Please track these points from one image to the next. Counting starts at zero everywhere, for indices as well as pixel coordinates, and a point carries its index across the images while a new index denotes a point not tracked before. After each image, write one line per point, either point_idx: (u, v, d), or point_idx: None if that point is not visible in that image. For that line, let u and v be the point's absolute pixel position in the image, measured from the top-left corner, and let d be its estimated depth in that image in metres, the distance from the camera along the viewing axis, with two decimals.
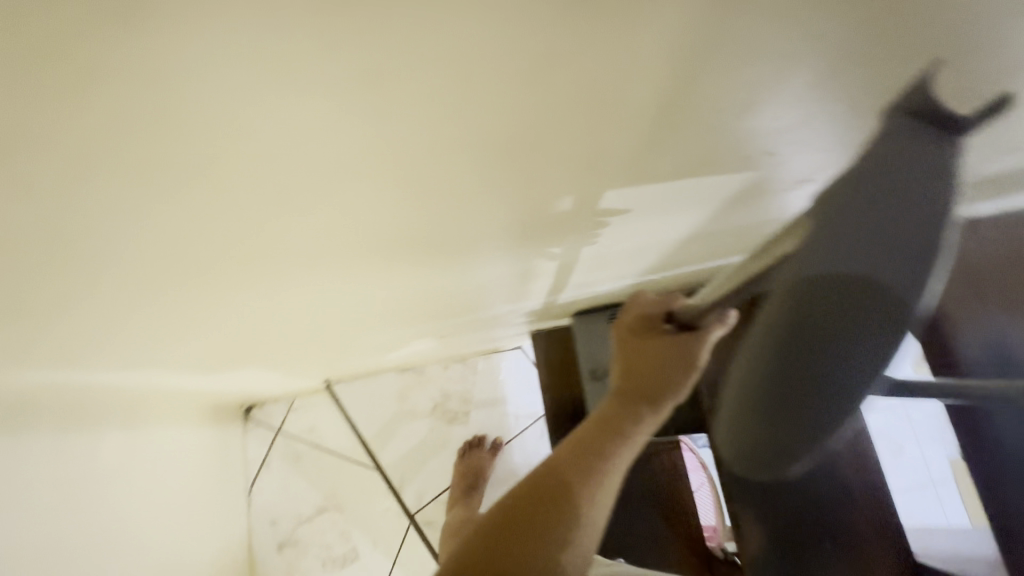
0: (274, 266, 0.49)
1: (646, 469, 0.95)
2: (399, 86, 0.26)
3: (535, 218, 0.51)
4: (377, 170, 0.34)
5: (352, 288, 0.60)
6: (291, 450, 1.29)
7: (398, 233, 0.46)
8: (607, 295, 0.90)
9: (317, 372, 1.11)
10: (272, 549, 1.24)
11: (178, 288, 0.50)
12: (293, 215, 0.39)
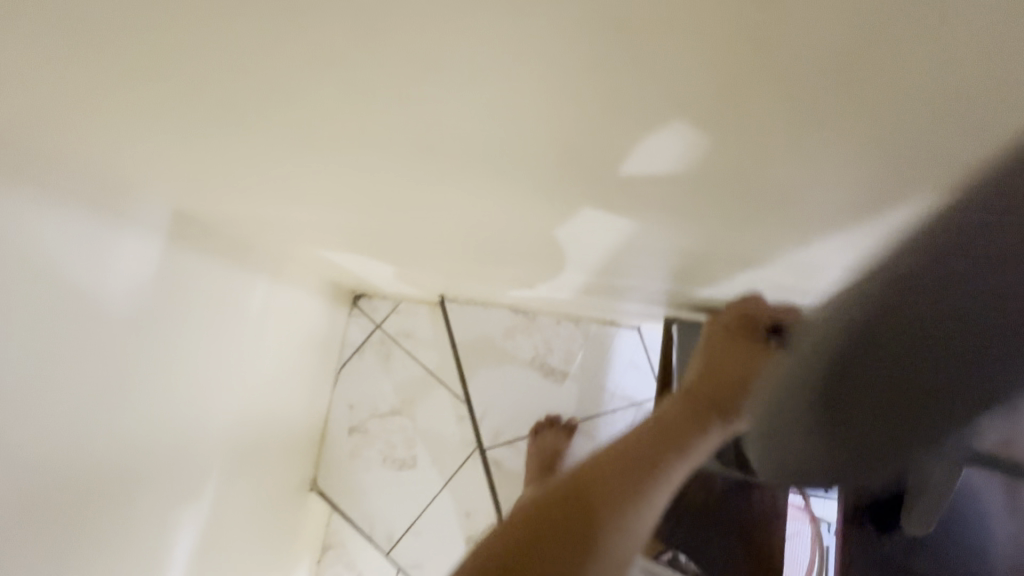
0: (522, 192, 0.46)
1: (744, 503, 0.90)
2: (844, 71, 0.23)
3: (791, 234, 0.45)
4: (711, 146, 0.31)
5: (560, 233, 0.57)
6: (383, 349, 1.34)
7: (655, 203, 0.43)
8: None
9: (437, 285, 1.13)
10: (344, 429, 1.32)
11: (420, 179, 0.48)
12: (600, 158, 0.35)
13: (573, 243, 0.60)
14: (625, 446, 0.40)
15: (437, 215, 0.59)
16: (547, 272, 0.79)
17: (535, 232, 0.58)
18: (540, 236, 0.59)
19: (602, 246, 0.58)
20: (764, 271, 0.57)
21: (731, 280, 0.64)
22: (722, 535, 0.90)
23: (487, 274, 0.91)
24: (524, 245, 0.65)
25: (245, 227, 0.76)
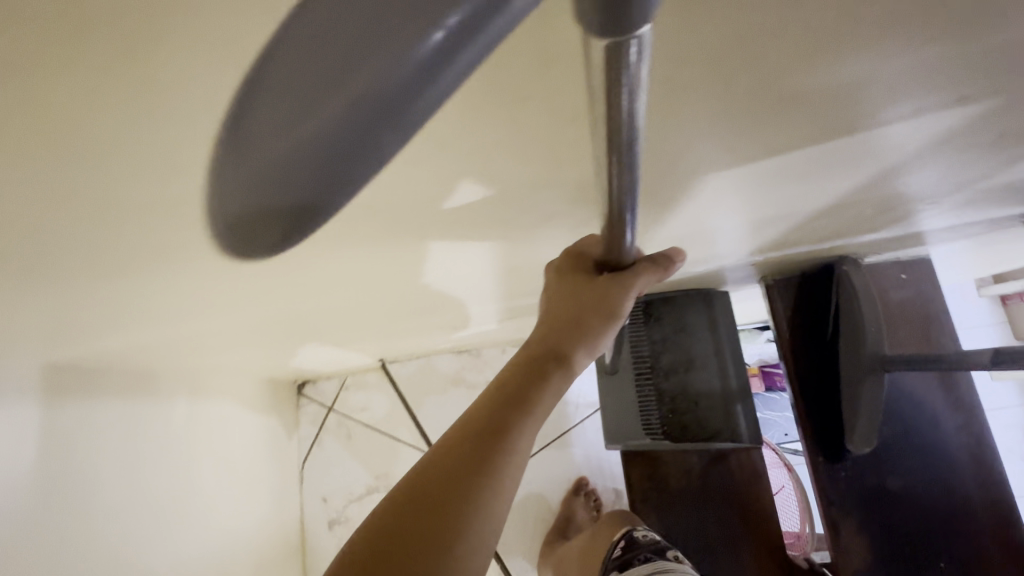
0: (381, 248, 0.44)
1: (725, 467, 0.89)
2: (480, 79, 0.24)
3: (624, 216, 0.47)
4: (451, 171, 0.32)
5: (445, 275, 0.55)
6: (341, 430, 1.28)
7: (478, 229, 0.43)
8: (676, 295, 0.87)
9: (370, 351, 1.10)
10: (324, 526, 1.24)
11: (278, 270, 0.45)
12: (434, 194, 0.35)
13: (466, 279, 0.58)
14: (444, 449, 0.35)
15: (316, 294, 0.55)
16: (464, 311, 0.77)
17: (421, 282, 0.57)
18: (428, 284, 0.58)
19: (494, 272, 0.57)
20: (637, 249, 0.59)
21: None
22: (717, 508, 0.88)
23: (410, 327, 0.88)
24: (423, 296, 0.63)
25: (139, 361, 0.71)
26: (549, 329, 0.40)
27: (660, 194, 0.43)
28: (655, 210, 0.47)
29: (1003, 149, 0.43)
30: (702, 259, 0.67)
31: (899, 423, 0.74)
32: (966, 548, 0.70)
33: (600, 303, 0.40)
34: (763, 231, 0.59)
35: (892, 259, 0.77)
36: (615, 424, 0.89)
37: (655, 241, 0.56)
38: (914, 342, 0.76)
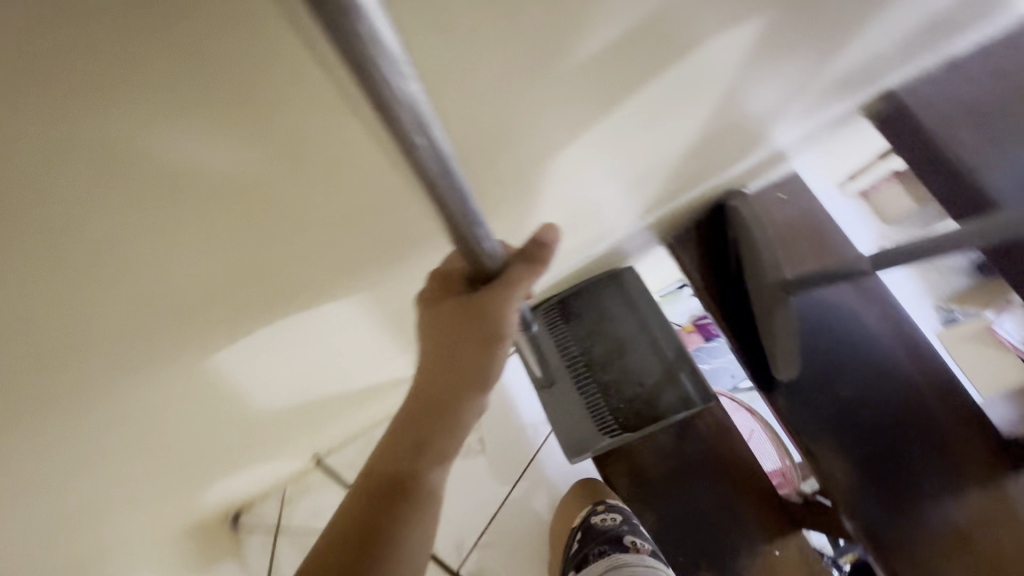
0: (220, 316, 0.36)
1: (695, 433, 0.87)
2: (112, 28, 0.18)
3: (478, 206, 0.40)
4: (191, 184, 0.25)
5: (320, 332, 0.47)
6: (295, 551, 1.11)
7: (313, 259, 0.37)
8: (589, 281, 0.84)
9: (296, 453, 0.96)
10: None
11: (106, 401, 0.36)
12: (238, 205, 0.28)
13: (348, 327, 0.50)
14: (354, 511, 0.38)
15: (179, 426, 0.45)
16: (376, 373, 0.68)
17: (300, 353, 0.48)
18: (310, 351, 0.50)
19: (378, 312, 0.50)
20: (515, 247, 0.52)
21: None
22: (703, 478, 0.85)
23: (327, 419, 0.77)
24: (313, 375, 0.54)
25: None
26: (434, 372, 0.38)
27: (515, 169, 0.39)
28: (522, 193, 0.43)
29: (826, 43, 0.45)
30: (598, 236, 0.64)
31: (831, 333, 0.73)
32: (933, 433, 0.68)
33: (478, 327, 0.37)
34: (643, 188, 0.58)
35: (769, 183, 0.78)
36: (569, 435, 0.83)
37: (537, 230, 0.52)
38: (813, 252, 0.77)
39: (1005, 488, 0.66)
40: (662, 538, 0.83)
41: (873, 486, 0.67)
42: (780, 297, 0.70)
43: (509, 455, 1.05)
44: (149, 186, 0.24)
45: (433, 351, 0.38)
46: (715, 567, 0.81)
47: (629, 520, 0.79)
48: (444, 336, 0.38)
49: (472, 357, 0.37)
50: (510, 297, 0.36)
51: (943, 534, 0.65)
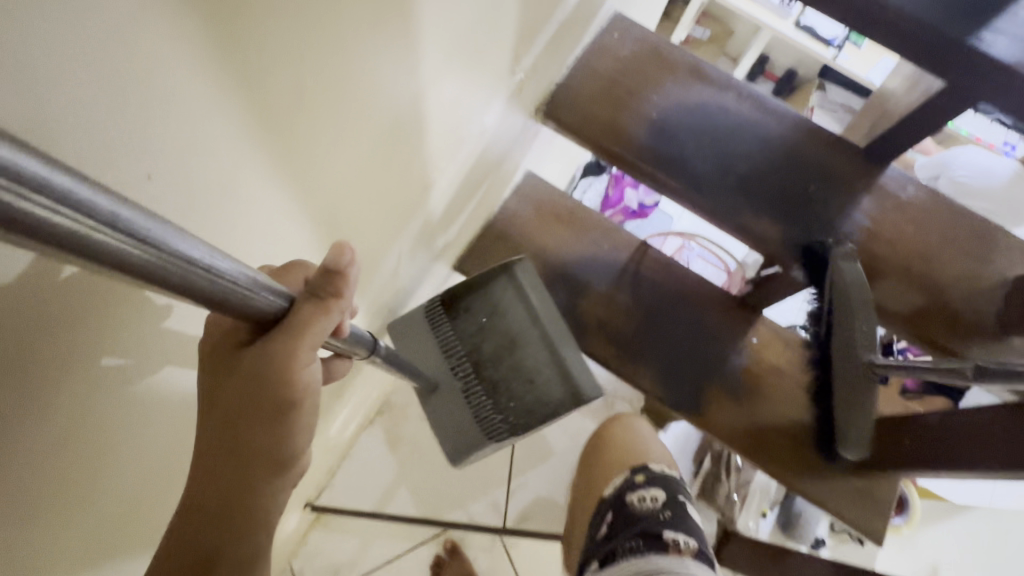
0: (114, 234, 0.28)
1: (645, 280, 0.91)
2: None
3: (343, 51, 0.35)
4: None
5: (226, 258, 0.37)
6: None
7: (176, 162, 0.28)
8: (483, 188, 0.80)
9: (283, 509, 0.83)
10: None
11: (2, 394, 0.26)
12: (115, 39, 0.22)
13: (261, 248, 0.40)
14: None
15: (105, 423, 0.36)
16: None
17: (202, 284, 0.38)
18: (166, 342, 0.39)
19: (308, 237, 0.44)
20: (407, 129, 0.48)
21: (412, 174, 0.54)
22: (671, 312, 0.90)
23: None
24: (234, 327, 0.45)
25: None
26: (233, 432, 0.36)
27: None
28: (400, 38, 0.39)
29: None
30: (469, 119, 0.59)
31: (709, 126, 0.78)
32: (817, 166, 0.78)
33: (268, 386, 0.35)
34: (489, 56, 0.55)
35: (595, 26, 0.81)
36: (453, 443, 0.76)
37: (425, 93, 0.47)
38: (661, 70, 0.81)
39: (877, 183, 0.78)
40: (666, 381, 0.87)
41: (798, 228, 0.75)
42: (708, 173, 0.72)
43: None
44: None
45: (232, 417, 0.36)
46: (715, 379, 0.87)
47: (672, 501, 0.80)
48: (244, 398, 0.35)
49: (271, 420, 0.36)
50: (304, 346, 0.36)
51: (860, 239, 0.76)
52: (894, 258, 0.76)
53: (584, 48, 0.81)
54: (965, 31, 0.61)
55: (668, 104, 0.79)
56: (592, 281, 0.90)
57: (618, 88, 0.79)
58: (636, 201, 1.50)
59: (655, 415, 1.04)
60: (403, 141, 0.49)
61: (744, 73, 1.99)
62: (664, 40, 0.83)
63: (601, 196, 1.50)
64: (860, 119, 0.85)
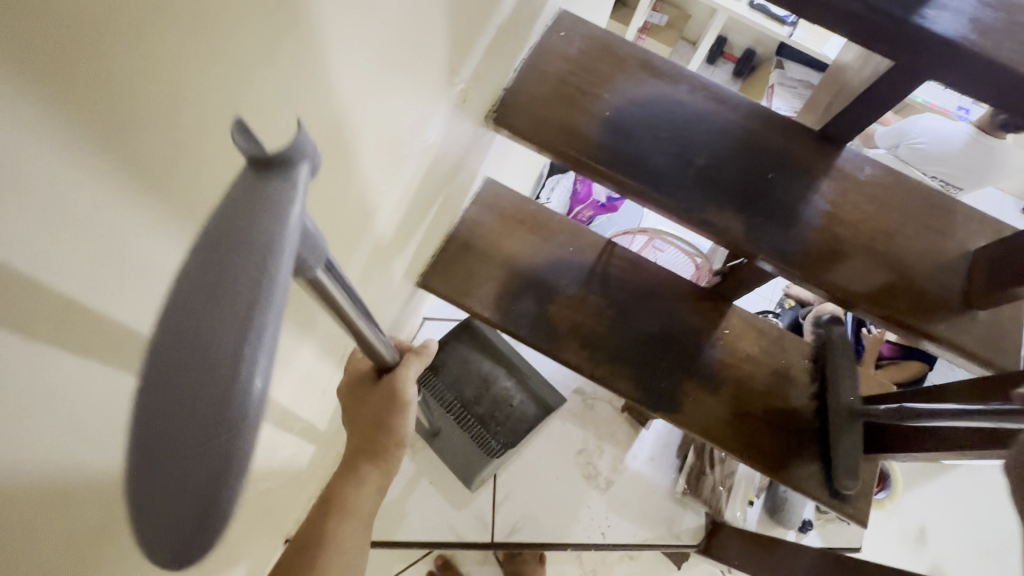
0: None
1: (614, 281, 0.89)
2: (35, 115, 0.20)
3: (260, 91, 0.32)
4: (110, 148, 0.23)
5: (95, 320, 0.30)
6: None
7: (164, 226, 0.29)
8: (439, 201, 0.77)
9: (264, 549, 0.80)
10: None
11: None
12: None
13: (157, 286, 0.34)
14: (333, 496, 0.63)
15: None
16: (290, 365, 0.56)
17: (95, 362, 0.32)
18: None
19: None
20: (341, 156, 0.45)
21: (354, 201, 0.52)
22: (644, 310, 0.88)
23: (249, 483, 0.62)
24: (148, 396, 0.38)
25: None
26: (374, 423, 0.61)
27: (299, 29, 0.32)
28: (319, 63, 0.36)
29: None
30: (410, 136, 0.56)
31: (663, 121, 0.77)
32: (776, 153, 0.77)
33: (391, 400, 0.59)
34: (427, 69, 0.52)
35: (540, 26, 0.79)
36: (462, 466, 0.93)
37: (353, 118, 0.44)
38: (610, 68, 0.79)
39: (836, 166, 0.78)
40: (644, 381, 0.86)
41: (761, 218, 0.75)
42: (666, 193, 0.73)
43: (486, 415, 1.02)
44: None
45: (372, 417, 0.61)
46: (692, 374, 0.86)
47: None
48: (377, 409, 0.60)
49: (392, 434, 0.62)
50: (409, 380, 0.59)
51: (822, 223, 0.75)
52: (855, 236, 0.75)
53: (531, 50, 0.79)
54: (908, 8, 0.60)
55: (620, 102, 0.77)
56: (560, 285, 0.89)
57: (569, 88, 0.78)
58: (604, 195, 1.49)
59: (636, 413, 1.03)
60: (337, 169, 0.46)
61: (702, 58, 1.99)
62: (611, 35, 0.81)
63: (569, 193, 1.48)
64: (813, 103, 0.85)
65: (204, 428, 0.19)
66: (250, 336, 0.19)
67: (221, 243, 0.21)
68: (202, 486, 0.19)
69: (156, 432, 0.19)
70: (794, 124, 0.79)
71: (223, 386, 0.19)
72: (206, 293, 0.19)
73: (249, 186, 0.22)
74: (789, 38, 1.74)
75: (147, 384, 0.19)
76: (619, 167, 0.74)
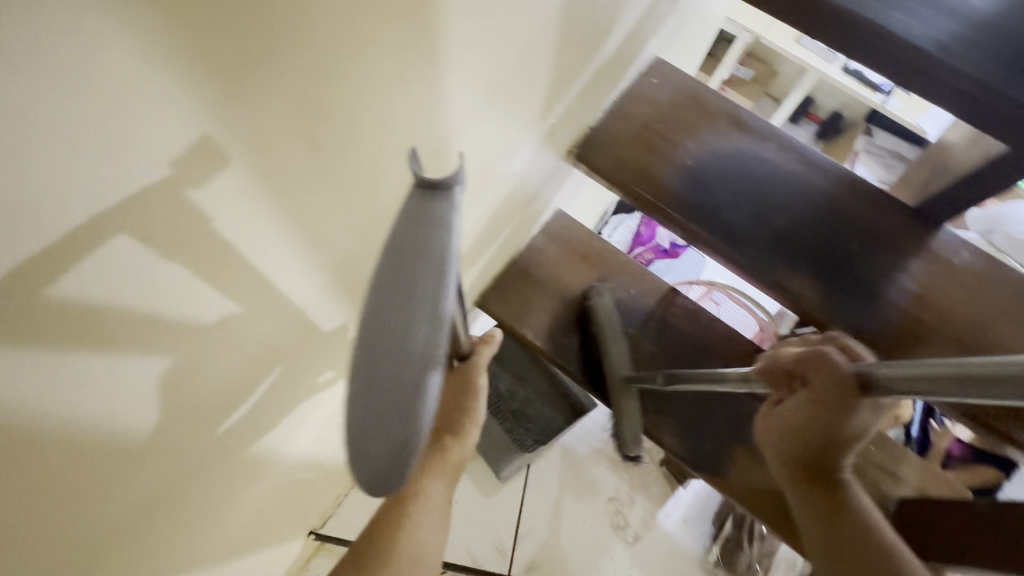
0: (51, 280, 0.24)
1: (670, 329, 0.88)
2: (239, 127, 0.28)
3: (371, 108, 0.36)
4: (262, 146, 0.30)
5: (188, 295, 0.33)
6: None
7: (287, 203, 0.35)
8: (510, 229, 0.79)
9: (292, 536, 0.82)
10: None
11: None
12: (108, 129, 0.22)
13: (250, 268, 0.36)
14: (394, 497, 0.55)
15: (60, 474, 0.32)
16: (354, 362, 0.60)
17: (183, 331, 0.34)
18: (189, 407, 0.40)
19: (319, 276, 0.44)
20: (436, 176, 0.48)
21: None
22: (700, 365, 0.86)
23: (292, 470, 0.65)
24: (218, 372, 0.40)
25: None
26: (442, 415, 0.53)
27: (412, 51, 0.35)
28: (428, 84, 0.39)
29: None
30: (497, 163, 0.58)
31: (743, 177, 0.75)
32: (863, 225, 0.74)
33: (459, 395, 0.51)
34: (522, 104, 0.54)
35: (632, 72, 0.81)
36: (494, 455, 0.94)
37: (452, 142, 0.47)
38: (696, 120, 0.79)
39: (929, 246, 0.74)
40: (689, 438, 0.82)
41: (836, 289, 0.71)
42: (736, 249, 0.72)
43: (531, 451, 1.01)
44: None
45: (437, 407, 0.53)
46: (740, 440, 0.82)
47: None
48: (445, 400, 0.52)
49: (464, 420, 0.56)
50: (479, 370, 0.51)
51: (906, 304, 0.71)
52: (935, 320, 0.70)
53: (619, 94, 0.80)
54: None
55: (701, 154, 0.77)
56: (615, 326, 0.88)
57: (653, 134, 0.78)
58: (668, 240, 1.47)
59: (676, 470, 0.99)
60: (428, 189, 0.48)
61: (786, 116, 1.94)
62: (701, 88, 0.82)
63: (632, 234, 1.48)
64: (909, 179, 0.82)
65: (408, 381, 0.27)
66: (433, 316, 0.27)
67: (406, 254, 0.28)
68: (396, 441, 0.27)
69: (371, 393, 0.27)
70: (886, 197, 0.76)
71: (419, 352, 0.27)
72: (402, 288, 0.27)
73: (418, 207, 0.29)
74: (883, 105, 1.67)
75: (366, 356, 0.27)
76: (693, 217, 0.74)
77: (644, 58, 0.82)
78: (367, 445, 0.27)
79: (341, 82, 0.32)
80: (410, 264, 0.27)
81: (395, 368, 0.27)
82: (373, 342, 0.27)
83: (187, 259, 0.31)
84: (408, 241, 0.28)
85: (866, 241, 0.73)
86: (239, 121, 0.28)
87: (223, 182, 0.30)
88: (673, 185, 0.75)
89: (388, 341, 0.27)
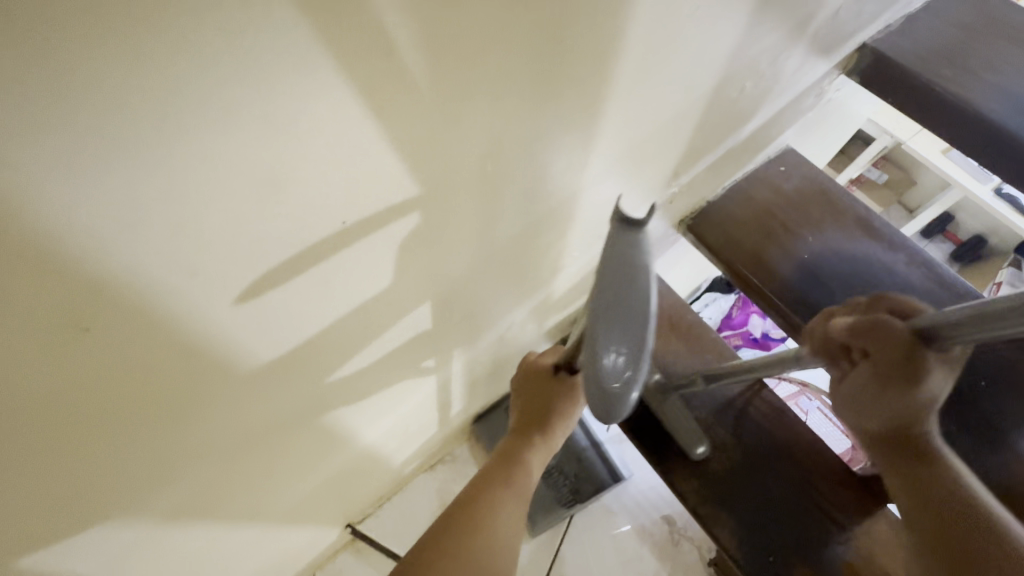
0: (262, 237, 0.30)
1: (752, 422, 0.83)
2: (423, 163, 0.34)
3: (525, 157, 0.40)
4: (435, 176, 0.36)
5: (337, 277, 0.37)
6: None
7: (436, 223, 0.40)
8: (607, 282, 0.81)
9: (334, 521, 0.85)
10: None
11: (102, 334, 0.27)
12: (346, 130, 0.28)
13: (391, 268, 0.41)
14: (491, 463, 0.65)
15: (204, 394, 0.37)
16: (437, 366, 0.64)
17: (323, 306, 0.39)
18: (305, 372, 0.45)
19: (439, 284, 0.48)
20: (556, 220, 0.52)
21: (548, 256, 0.58)
22: (775, 467, 0.80)
23: (355, 454, 0.68)
24: (335, 346, 0.45)
25: None
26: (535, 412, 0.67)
27: (577, 104, 0.40)
28: (576, 135, 0.43)
29: (748, 46, 0.50)
30: (613, 219, 0.61)
31: (863, 284, 0.72)
32: (998, 364, 0.66)
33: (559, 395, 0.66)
34: (648, 172, 0.58)
35: (761, 157, 0.81)
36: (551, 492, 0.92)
37: (582, 191, 0.50)
38: (820, 215, 0.77)
39: None
40: (750, 545, 0.76)
41: (953, 424, 0.65)
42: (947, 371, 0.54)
43: (579, 516, 0.96)
44: (215, 65, 0.21)
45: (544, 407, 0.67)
46: (808, 562, 0.74)
47: None
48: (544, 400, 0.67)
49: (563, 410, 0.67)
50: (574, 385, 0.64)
51: None
52: (886, 358, 0.50)
53: (743, 176, 0.81)
54: None
55: (820, 250, 0.74)
56: (693, 405, 0.84)
57: (772, 220, 0.77)
58: (760, 330, 1.39)
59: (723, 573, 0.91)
60: (547, 229, 0.52)
61: (918, 228, 1.79)
62: (832, 186, 0.79)
63: (723, 315, 1.42)
64: None
65: (622, 382, 0.36)
66: (629, 345, 0.34)
67: (619, 304, 0.32)
68: (614, 408, 0.38)
69: (594, 387, 0.37)
70: None
71: (628, 368, 0.35)
72: (617, 321, 0.33)
73: (623, 243, 0.31)
74: None
75: (588, 369, 0.36)
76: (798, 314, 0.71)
77: (778, 147, 0.82)
78: (601, 411, 0.38)
79: (516, 125, 0.37)
80: (608, 298, 0.33)
81: (610, 379, 0.35)
82: (590, 366, 0.36)
83: (354, 251, 0.36)
84: (607, 274, 0.32)
85: (998, 381, 0.65)
86: (423, 158, 0.34)
87: (390, 204, 0.35)
88: (782, 276, 0.73)
89: (597, 368, 0.35)
